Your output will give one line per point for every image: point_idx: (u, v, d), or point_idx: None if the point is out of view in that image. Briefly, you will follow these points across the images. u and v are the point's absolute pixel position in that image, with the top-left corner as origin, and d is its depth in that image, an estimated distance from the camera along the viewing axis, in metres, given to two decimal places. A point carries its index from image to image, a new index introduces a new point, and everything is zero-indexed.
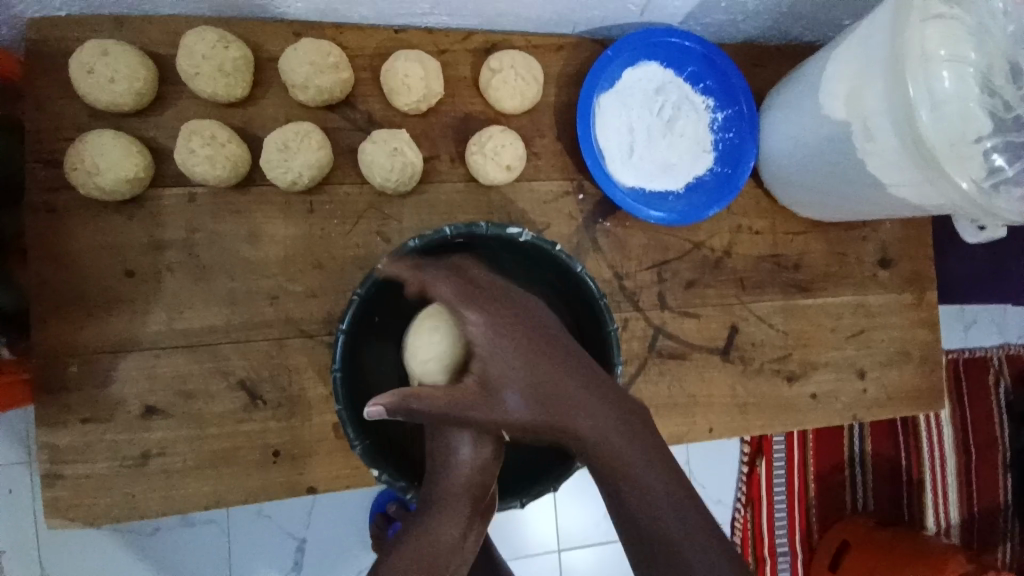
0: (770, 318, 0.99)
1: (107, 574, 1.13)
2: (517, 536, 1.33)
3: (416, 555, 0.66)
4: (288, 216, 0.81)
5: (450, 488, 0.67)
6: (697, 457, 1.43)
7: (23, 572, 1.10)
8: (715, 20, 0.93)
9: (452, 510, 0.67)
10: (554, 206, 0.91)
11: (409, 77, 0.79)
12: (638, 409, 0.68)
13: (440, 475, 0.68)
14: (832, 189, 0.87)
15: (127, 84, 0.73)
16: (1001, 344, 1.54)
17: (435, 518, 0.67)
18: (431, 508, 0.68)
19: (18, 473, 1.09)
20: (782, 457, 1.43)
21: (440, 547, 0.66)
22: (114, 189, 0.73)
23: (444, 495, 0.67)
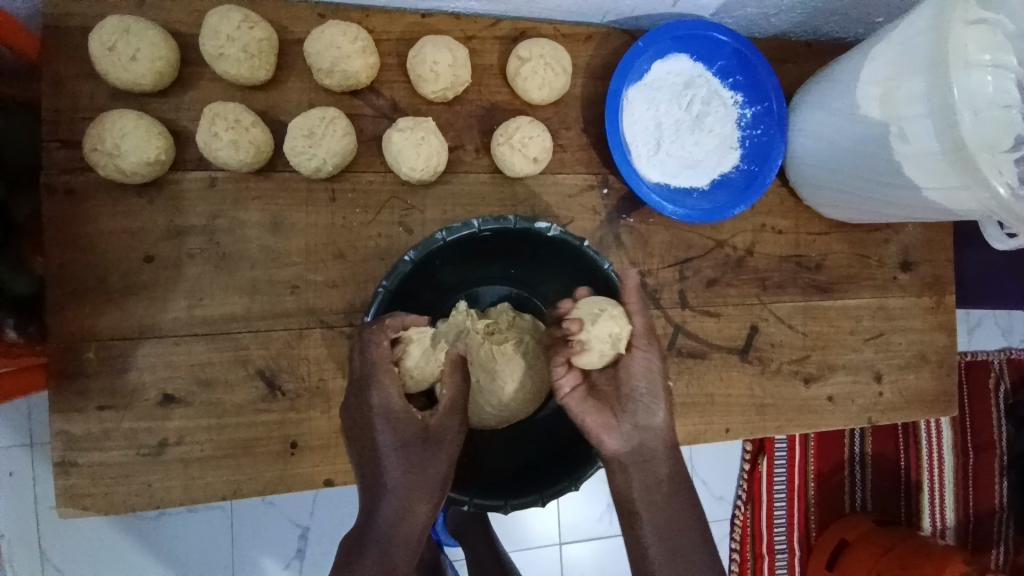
0: (790, 319, 0.98)
1: (111, 559, 1.13)
2: (520, 529, 1.33)
3: (383, 529, 0.62)
4: (311, 204, 0.79)
5: (419, 464, 0.63)
6: (703, 456, 1.42)
7: (27, 557, 1.09)
8: (747, 14, 0.91)
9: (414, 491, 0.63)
10: (578, 200, 0.89)
11: (437, 64, 0.77)
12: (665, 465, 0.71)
13: (401, 445, 0.63)
14: (860, 190, 0.86)
15: (148, 63, 0.70)
16: (1003, 348, 1.54)
17: (401, 491, 0.63)
18: (393, 480, 0.63)
19: (22, 457, 1.08)
20: (783, 457, 1.43)
21: (390, 523, 0.62)
22: (134, 172, 0.71)
23: (411, 471, 0.63)
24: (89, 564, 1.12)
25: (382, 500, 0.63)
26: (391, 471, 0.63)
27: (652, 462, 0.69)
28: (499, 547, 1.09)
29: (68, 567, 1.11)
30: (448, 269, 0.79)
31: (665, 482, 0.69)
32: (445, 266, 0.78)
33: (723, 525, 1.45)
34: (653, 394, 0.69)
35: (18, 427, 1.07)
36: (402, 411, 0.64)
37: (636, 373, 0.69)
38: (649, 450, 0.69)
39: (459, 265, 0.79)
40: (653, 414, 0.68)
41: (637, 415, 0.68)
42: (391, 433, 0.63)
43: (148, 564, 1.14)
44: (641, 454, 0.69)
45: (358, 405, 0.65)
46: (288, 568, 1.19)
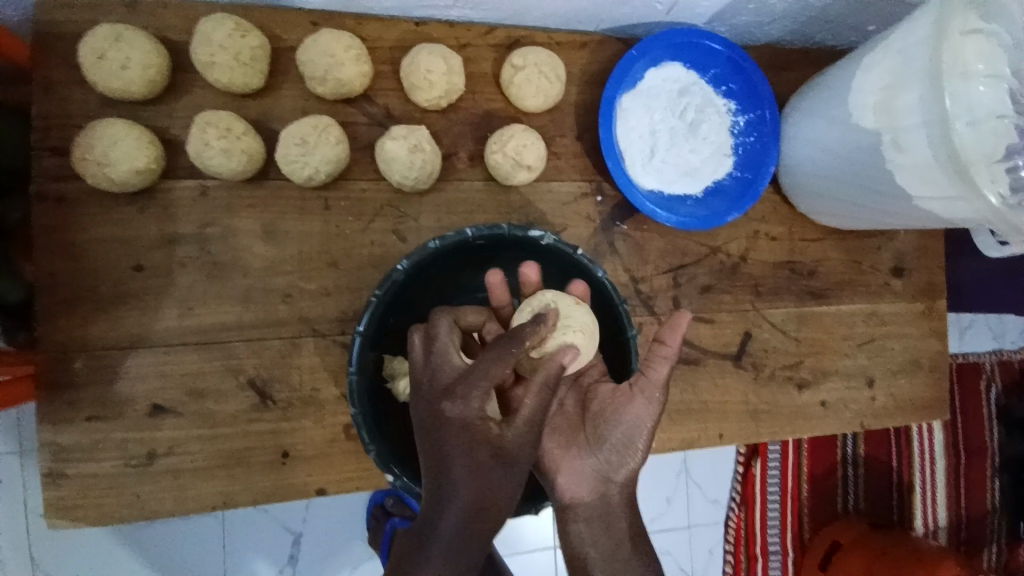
0: (784, 325, 0.99)
1: (101, 567, 1.12)
2: (515, 533, 1.33)
3: (450, 520, 0.55)
4: (304, 213, 0.79)
5: (493, 471, 0.56)
6: (698, 459, 1.43)
7: (17, 567, 1.08)
8: (741, 21, 0.91)
9: (483, 477, 0.56)
10: (572, 208, 0.89)
11: (431, 72, 0.77)
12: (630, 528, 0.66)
13: (479, 455, 0.56)
14: (855, 198, 0.87)
15: (139, 71, 0.70)
16: (995, 350, 1.55)
17: (474, 485, 0.56)
18: (464, 496, 0.55)
19: (11, 465, 1.06)
20: (777, 460, 1.44)
21: (472, 517, 0.55)
22: (125, 181, 0.70)
23: (483, 474, 0.56)
24: (80, 573, 1.11)
25: (446, 518, 0.55)
26: (461, 476, 0.56)
27: (611, 516, 0.66)
28: (493, 552, 1.08)
29: None
30: (442, 277, 0.78)
31: (626, 540, 0.65)
32: (441, 273, 0.77)
33: (718, 528, 1.45)
34: (630, 446, 0.67)
35: (7, 435, 1.06)
36: (476, 421, 0.57)
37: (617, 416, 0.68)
38: (614, 508, 0.66)
39: (453, 275, 0.79)
40: (627, 463, 0.67)
41: (606, 459, 0.68)
42: (465, 436, 0.56)
43: (139, 571, 1.13)
44: (605, 511, 0.66)
45: (442, 408, 0.57)
46: (282, 574, 1.19)
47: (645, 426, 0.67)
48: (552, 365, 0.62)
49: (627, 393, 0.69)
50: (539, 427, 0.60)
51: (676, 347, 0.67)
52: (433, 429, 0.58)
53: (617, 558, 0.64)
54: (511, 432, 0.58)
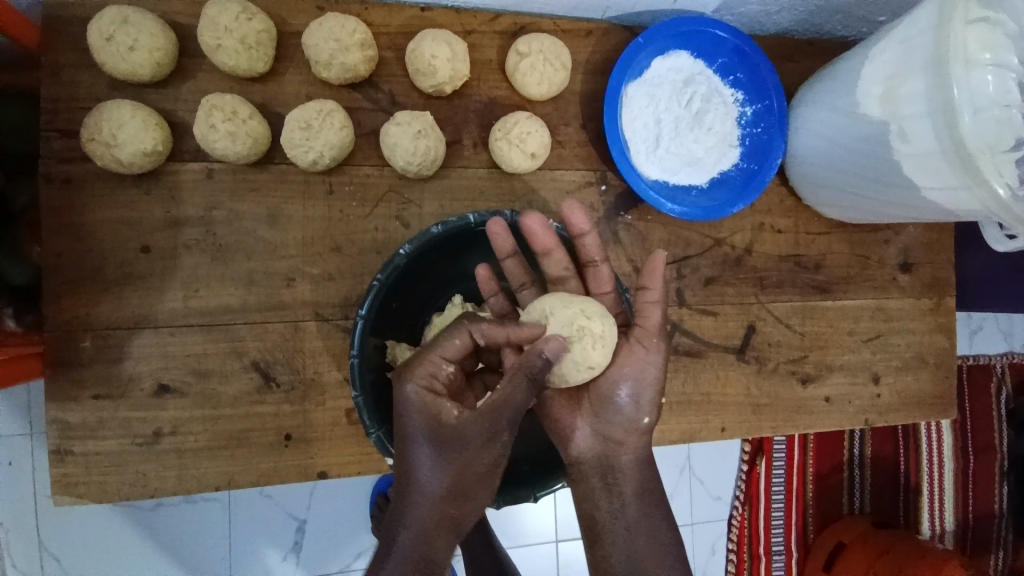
0: (788, 318, 0.98)
1: (108, 548, 1.13)
2: (517, 526, 1.33)
3: (417, 490, 0.61)
4: (308, 197, 0.79)
5: (456, 461, 0.60)
6: (701, 456, 1.42)
7: (25, 547, 1.10)
8: (749, 11, 0.90)
9: (446, 457, 0.60)
10: (576, 197, 0.89)
11: (435, 57, 0.77)
12: (630, 497, 0.71)
13: (439, 454, 0.60)
14: (861, 189, 0.86)
15: (147, 53, 0.70)
16: (1006, 352, 1.53)
17: (437, 463, 0.61)
18: (427, 489, 0.61)
19: (19, 447, 1.08)
20: (782, 458, 1.43)
21: (436, 493, 0.61)
22: (132, 162, 0.71)
23: (444, 468, 0.60)
24: (87, 553, 1.13)
25: (412, 509, 0.61)
26: (424, 473, 0.61)
27: (617, 481, 0.71)
28: (493, 544, 1.08)
29: (65, 555, 1.12)
30: (446, 265, 0.79)
31: (632, 502, 0.71)
32: (446, 258, 0.78)
33: (720, 525, 1.45)
34: (639, 402, 0.71)
35: (15, 418, 1.08)
36: (435, 409, 0.60)
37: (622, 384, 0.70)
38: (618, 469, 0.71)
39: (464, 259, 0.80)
40: (634, 425, 0.71)
41: (610, 421, 0.71)
42: (422, 429, 0.61)
43: (144, 552, 1.15)
44: (611, 473, 0.71)
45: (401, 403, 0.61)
46: (285, 559, 1.20)
47: (652, 374, 0.70)
48: (533, 358, 0.62)
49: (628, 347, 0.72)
50: (508, 411, 0.60)
51: (659, 290, 0.71)
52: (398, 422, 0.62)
53: (630, 521, 0.70)
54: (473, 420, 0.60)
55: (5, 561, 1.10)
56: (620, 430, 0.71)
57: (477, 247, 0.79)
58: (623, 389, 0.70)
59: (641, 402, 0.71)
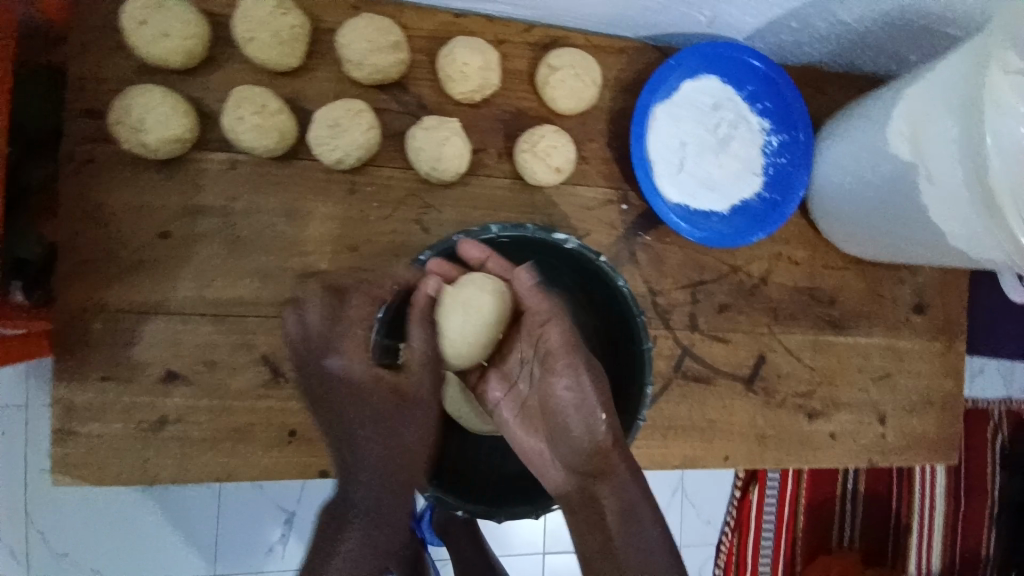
0: (799, 351, 0.97)
1: (91, 528, 1.12)
2: (504, 535, 1.32)
3: (349, 508, 0.66)
4: (328, 195, 0.79)
5: (390, 465, 0.66)
6: (693, 478, 1.41)
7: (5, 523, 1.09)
8: (781, 41, 0.91)
9: (372, 470, 0.66)
10: (596, 214, 0.89)
11: (467, 65, 0.77)
12: (621, 519, 0.62)
13: (375, 465, 0.66)
14: (885, 227, 0.86)
15: (180, 40, 0.70)
16: (1005, 398, 1.50)
17: (373, 476, 0.66)
18: (371, 506, 0.66)
19: (14, 417, 1.08)
20: (775, 487, 1.41)
21: (376, 510, 0.66)
22: (158, 148, 0.70)
23: (383, 485, 0.66)
24: (71, 532, 1.12)
25: (352, 531, 0.65)
26: (360, 490, 0.66)
27: (600, 510, 0.63)
28: None
29: (50, 532, 1.11)
30: None
31: (620, 532, 0.62)
32: None
33: (709, 550, 1.43)
34: (586, 425, 0.64)
35: (13, 389, 1.07)
36: (363, 407, 0.66)
37: (567, 409, 0.66)
38: (597, 496, 0.64)
39: None
40: (586, 456, 0.65)
41: (562, 451, 0.67)
42: (377, 446, 0.66)
43: (126, 534, 1.14)
44: (590, 499, 0.64)
45: (363, 424, 0.65)
46: (271, 552, 1.19)
47: (584, 398, 0.64)
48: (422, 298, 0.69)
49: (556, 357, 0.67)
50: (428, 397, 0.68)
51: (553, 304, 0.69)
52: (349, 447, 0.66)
53: (614, 552, 0.61)
54: (409, 378, 0.67)
55: None
56: (581, 461, 0.65)
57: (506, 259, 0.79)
58: (568, 416, 0.66)
59: (586, 422, 0.64)
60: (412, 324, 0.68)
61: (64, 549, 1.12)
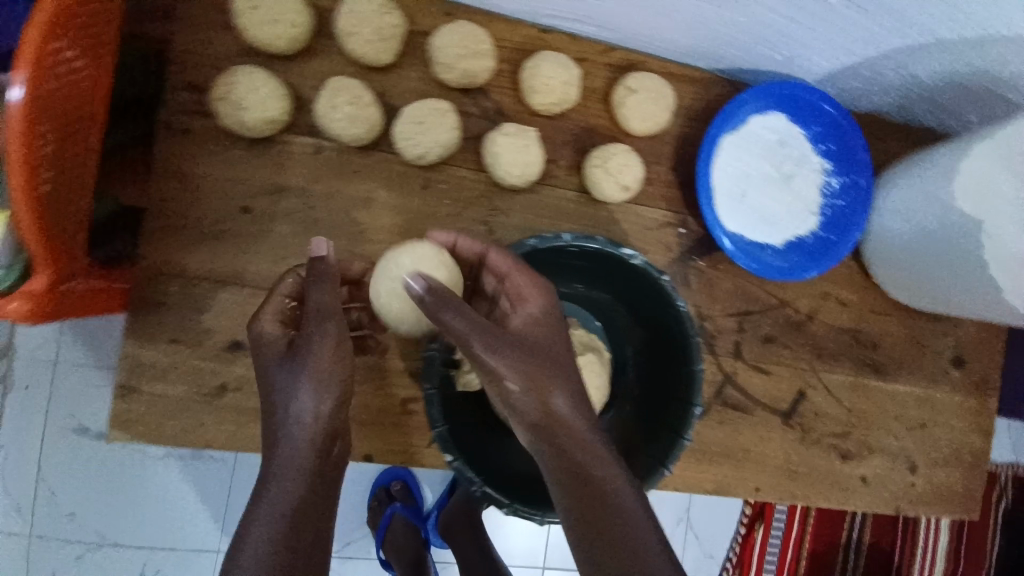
0: (839, 392, 0.98)
1: (108, 488, 1.14)
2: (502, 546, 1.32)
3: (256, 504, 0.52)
4: (404, 188, 0.81)
5: (303, 437, 0.55)
6: (699, 507, 1.39)
7: (25, 472, 1.12)
8: (850, 87, 0.94)
9: (288, 454, 0.54)
10: (654, 235, 0.91)
11: (551, 79, 0.80)
12: (608, 500, 0.54)
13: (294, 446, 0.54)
14: (936, 277, 0.88)
15: (288, 27, 0.73)
16: (1013, 463, 1.49)
17: (287, 456, 0.54)
18: (285, 502, 0.52)
19: (41, 372, 1.12)
20: (780, 529, 1.41)
21: (285, 502, 0.52)
22: (254, 127, 0.73)
23: (299, 471, 0.54)
24: (87, 490, 1.14)
25: (254, 531, 0.51)
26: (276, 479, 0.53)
27: (585, 486, 0.55)
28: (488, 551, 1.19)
29: (66, 489, 1.13)
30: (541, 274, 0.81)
31: (615, 516, 0.53)
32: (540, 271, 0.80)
33: None
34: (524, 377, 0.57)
35: (46, 344, 1.12)
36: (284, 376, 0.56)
37: (505, 372, 0.57)
38: (577, 471, 0.55)
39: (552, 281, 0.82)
40: (552, 410, 0.58)
41: (518, 404, 0.58)
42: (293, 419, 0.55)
43: (139, 499, 1.15)
44: (569, 476, 0.56)
45: (280, 393, 0.56)
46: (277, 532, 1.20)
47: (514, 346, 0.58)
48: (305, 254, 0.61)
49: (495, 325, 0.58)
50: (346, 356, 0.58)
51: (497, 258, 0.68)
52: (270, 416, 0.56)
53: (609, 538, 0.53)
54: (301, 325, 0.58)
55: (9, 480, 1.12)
56: (547, 424, 0.58)
57: (571, 265, 0.81)
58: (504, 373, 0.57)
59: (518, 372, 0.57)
60: (319, 280, 0.59)
61: (72, 510, 1.13)
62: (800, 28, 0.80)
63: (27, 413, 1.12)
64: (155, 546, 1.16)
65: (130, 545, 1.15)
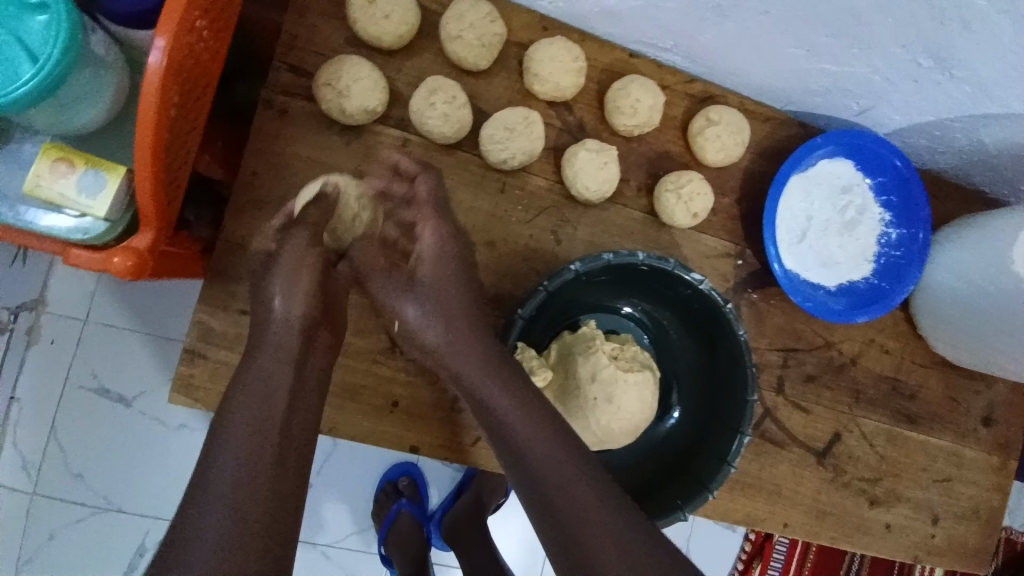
0: (873, 438, 0.99)
1: (119, 453, 1.14)
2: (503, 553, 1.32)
3: (212, 454, 0.59)
4: (481, 190, 0.84)
5: (259, 399, 0.62)
6: (699, 536, 1.38)
7: (38, 427, 1.11)
8: (915, 143, 0.96)
9: (243, 411, 0.61)
10: (713, 263, 0.92)
11: (638, 102, 0.83)
12: (556, 467, 0.63)
13: (257, 405, 0.62)
14: (982, 333, 0.92)
15: (397, 24, 0.76)
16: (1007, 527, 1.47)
17: (243, 415, 0.61)
18: (239, 453, 0.59)
19: (70, 328, 1.12)
20: (777, 568, 1.40)
21: (235, 456, 0.59)
22: (353, 115, 0.76)
23: (252, 431, 0.61)
24: (98, 452, 1.13)
25: (213, 483, 0.57)
26: (230, 435, 0.60)
27: (538, 455, 0.64)
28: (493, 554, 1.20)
29: (77, 448, 1.12)
30: (607, 284, 0.84)
31: (567, 479, 0.63)
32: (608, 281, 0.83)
33: None
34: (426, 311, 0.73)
35: (80, 301, 1.12)
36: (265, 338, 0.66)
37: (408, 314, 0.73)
38: (531, 440, 0.65)
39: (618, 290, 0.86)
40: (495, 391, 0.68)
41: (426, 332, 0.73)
42: (250, 418, 0.61)
43: (148, 466, 1.15)
44: (520, 445, 0.65)
45: (246, 394, 0.62)
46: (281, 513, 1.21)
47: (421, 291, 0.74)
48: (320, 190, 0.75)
49: (429, 299, 0.73)
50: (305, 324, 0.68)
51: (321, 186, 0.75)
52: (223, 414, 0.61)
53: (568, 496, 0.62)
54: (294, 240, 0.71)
55: (21, 433, 1.10)
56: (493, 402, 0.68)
57: (637, 279, 0.83)
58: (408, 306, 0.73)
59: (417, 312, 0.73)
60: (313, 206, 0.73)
61: (80, 470, 1.12)
62: (883, 82, 0.83)
63: (48, 367, 1.11)
64: (156, 516, 1.14)
65: (133, 512, 1.14)
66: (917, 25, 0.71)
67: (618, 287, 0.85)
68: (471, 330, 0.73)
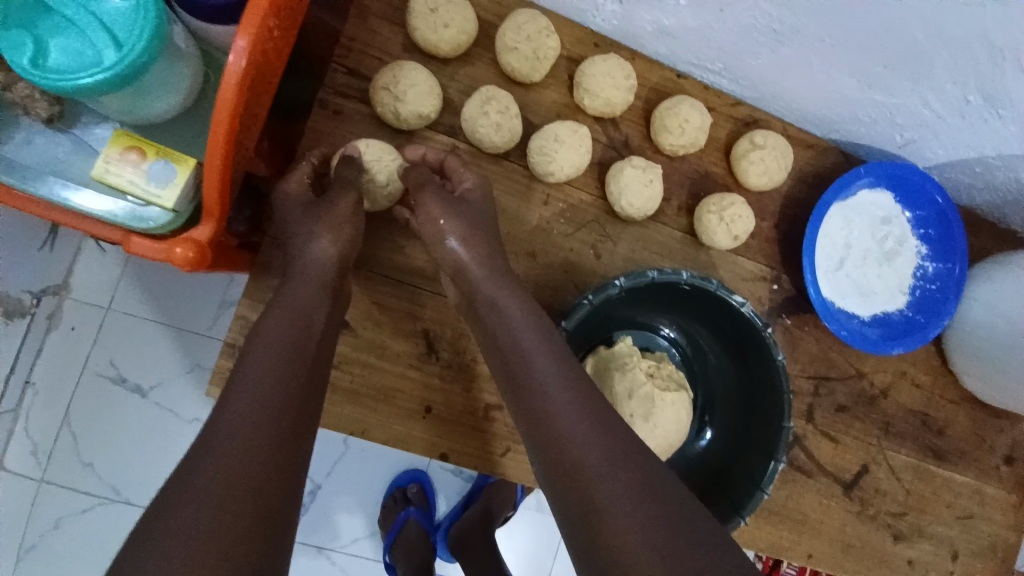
0: (900, 471, 0.98)
1: (130, 443, 1.13)
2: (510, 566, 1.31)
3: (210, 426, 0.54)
4: (524, 200, 0.84)
5: (269, 377, 0.59)
6: None
7: (52, 413, 1.11)
8: (955, 178, 0.96)
9: (249, 386, 0.58)
10: (749, 286, 0.92)
11: (687, 122, 0.83)
12: (584, 465, 0.58)
13: (266, 380, 0.58)
14: (1015, 371, 0.91)
15: (455, 33, 0.77)
16: None
17: (249, 390, 0.57)
18: (239, 429, 0.54)
19: (92, 316, 1.12)
20: None
21: (232, 431, 0.54)
22: (407, 120, 0.77)
23: (257, 406, 0.56)
24: (109, 442, 1.13)
25: (206, 458, 0.52)
26: (234, 408, 0.56)
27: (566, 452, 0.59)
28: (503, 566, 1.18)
29: (89, 437, 1.12)
30: (647, 301, 0.84)
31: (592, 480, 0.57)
32: (647, 299, 0.83)
33: None
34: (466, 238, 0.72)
35: (103, 289, 1.12)
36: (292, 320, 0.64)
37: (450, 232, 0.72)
38: (559, 437, 0.60)
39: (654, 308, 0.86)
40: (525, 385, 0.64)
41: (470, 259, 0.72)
42: (257, 394, 0.57)
43: (158, 458, 1.14)
44: (548, 441, 0.61)
45: (257, 367, 0.59)
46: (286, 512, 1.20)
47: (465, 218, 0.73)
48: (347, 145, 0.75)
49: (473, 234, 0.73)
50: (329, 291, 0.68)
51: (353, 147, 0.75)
52: (226, 393, 0.57)
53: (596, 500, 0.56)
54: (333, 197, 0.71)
55: (34, 419, 1.10)
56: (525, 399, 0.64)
57: (677, 298, 0.83)
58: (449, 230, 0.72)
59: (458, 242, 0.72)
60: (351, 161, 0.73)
61: (90, 459, 1.12)
62: (932, 117, 0.83)
63: (68, 354, 1.11)
64: None
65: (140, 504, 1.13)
66: (972, 62, 0.72)
67: (656, 306, 0.85)
68: (500, 324, 0.70)
